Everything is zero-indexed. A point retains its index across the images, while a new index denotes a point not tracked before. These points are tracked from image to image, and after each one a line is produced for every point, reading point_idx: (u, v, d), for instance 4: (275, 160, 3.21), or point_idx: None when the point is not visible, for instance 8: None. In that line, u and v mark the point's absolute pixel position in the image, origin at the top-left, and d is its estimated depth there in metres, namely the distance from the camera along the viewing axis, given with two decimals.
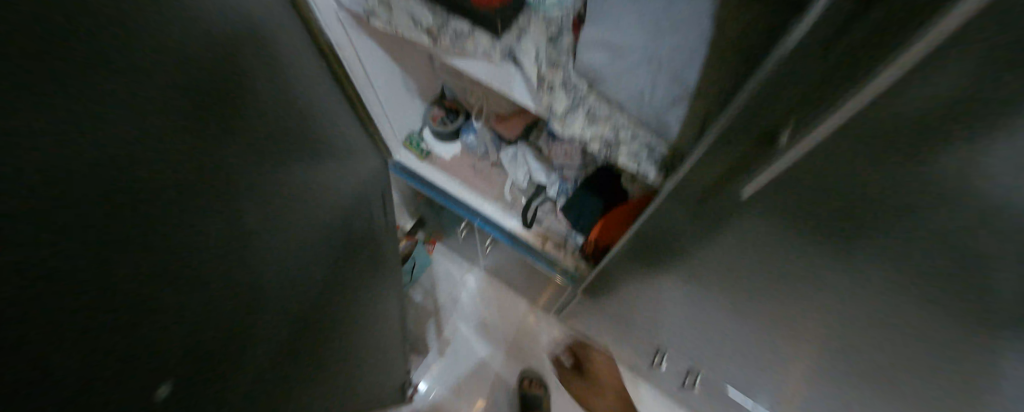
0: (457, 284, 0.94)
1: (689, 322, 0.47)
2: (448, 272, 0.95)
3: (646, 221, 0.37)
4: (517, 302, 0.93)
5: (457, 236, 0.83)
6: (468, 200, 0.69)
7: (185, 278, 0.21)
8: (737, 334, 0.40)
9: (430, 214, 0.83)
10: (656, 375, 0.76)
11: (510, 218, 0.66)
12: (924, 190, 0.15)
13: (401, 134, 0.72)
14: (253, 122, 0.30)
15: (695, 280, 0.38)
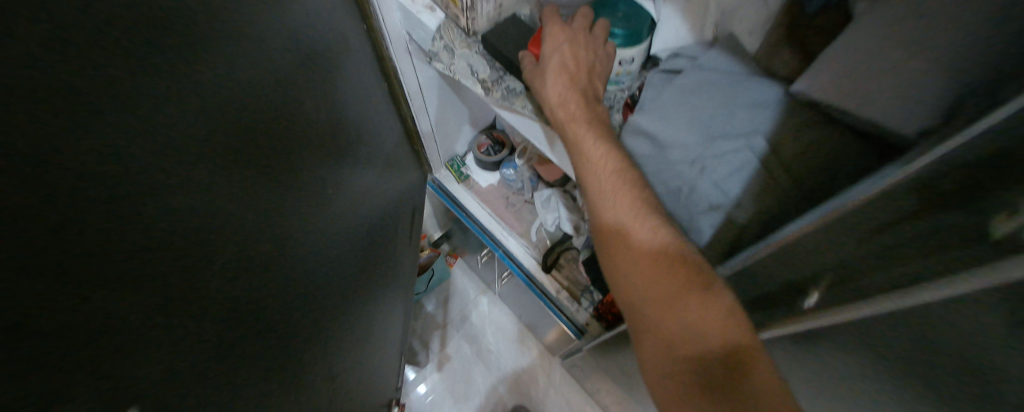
0: (470, 303, 1.00)
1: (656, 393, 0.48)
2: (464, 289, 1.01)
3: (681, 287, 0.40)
4: (523, 335, 0.96)
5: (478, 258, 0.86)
6: (495, 231, 0.71)
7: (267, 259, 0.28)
8: None
9: (457, 232, 0.87)
10: None
11: (530, 257, 0.66)
12: (960, 363, 0.16)
13: (446, 155, 0.77)
14: (315, 140, 0.36)
15: None
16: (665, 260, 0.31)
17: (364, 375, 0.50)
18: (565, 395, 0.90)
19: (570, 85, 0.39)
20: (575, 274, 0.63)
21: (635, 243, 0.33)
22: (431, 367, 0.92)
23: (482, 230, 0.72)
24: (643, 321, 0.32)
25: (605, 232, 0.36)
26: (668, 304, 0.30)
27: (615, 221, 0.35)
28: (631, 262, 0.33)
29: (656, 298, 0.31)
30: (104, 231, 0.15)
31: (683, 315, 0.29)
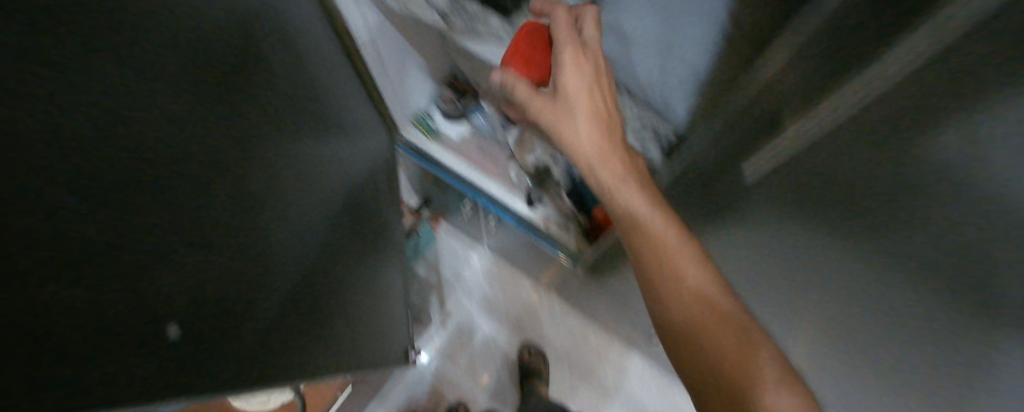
0: (461, 259, 0.99)
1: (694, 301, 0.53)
2: (452, 248, 1.00)
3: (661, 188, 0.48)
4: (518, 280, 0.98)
5: (462, 216, 0.86)
6: (475, 180, 0.69)
7: (256, 196, 0.25)
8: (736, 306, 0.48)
9: (436, 193, 0.85)
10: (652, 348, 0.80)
11: (514, 198, 0.67)
12: None
13: (410, 113, 0.72)
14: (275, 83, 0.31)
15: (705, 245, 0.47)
16: (700, 266, 0.41)
17: (375, 327, 0.51)
18: (566, 325, 0.96)
19: (594, 114, 0.47)
20: (560, 204, 0.65)
21: (665, 247, 0.41)
22: (436, 328, 0.94)
23: (463, 184, 0.70)
24: (676, 330, 0.39)
25: (641, 239, 0.43)
26: (709, 308, 0.38)
27: (665, 238, 0.42)
28: (667, 281, 0.40)
29: (693, 299, 0.39)
30: (56, 122, 0.12)
31: (737, 328, 0.37)
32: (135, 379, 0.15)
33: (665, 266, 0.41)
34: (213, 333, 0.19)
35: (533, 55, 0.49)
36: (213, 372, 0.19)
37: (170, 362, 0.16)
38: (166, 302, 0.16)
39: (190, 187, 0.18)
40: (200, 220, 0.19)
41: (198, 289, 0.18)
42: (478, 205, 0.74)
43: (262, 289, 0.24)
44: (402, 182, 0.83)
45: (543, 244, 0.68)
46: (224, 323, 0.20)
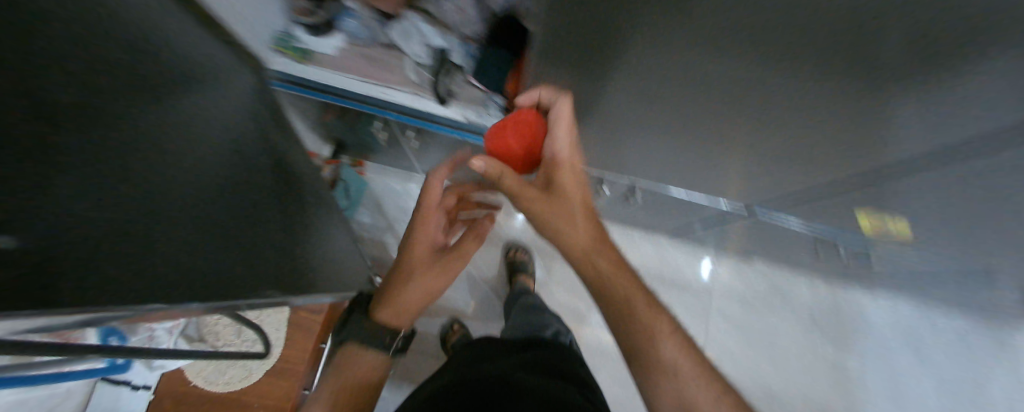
0: (401, 194, 0.90)
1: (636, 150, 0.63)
2: (387, 186, 0.90)
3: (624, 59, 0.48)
4: None
5: (383, 149, 0.80)
6: (372, 93, 0.59)
7: (190, 109, 0.20)
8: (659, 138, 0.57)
9: (345, 134, 0.77)
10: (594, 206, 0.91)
11: (424, 99, 0.60)
12: None
13: (267, 37, 0.57)
14: None
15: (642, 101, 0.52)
16: (665, 316, 0.47)
17: (325, 257, 0.49)
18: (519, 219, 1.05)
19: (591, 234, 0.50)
20: (471, 92, 0.62)
21: (646, 315, 0.46)
22: None
23: (368, 103, 0.60)
24: (665, 373, 0.43)
25: (626, 318, 0.46)
26: (676, 338, 0.45)
27: (635, 303, 0.47)
28: (653, 332, 0.45)
29: (675, 360, 0.44)
30: None
31: (697, 355, 0.46)
32: (30, 287, 0.11)
33: (644, 334, 0.45)
34: (141, 262, 0.16)
35: (507, 127, 0.53)
36: (148, 298, 0.16)
37: (60, 285, 0.12)
38: (57, 208, 0.12)
39: (84, 69, 0.14)
40: (103, 125, 0.14)
41: (112, 204, 0.14)
42: (389, 125, 0.65)
43: (217, 223, 0.21)
44: (299, 131, 0.73)
45: (472, 137, 0.61)
46: (163, 250, 0.17)
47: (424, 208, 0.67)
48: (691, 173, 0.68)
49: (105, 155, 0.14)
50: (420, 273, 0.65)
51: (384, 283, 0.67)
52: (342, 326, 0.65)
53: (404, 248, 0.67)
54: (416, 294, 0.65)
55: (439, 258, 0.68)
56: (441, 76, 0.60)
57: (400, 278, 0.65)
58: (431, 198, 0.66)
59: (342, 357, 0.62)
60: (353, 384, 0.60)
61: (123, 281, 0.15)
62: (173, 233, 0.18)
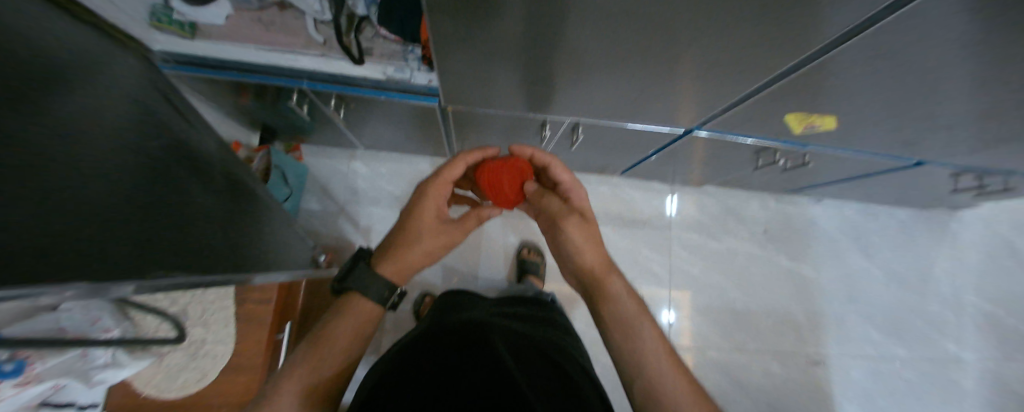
0: (348, 175, 0.89)
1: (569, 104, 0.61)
2: (331, 168, 0.89)
3: (535, 40, 0.44)
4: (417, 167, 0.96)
5: (315, 126, 0.75)
6: (275, 62, 0.55)
7: (69, 126, 0.24)
8: (596, 90, 0.55)
9: (267, 116, 0.72)
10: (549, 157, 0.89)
11: (333, 61, 0.55)
12: None
13: (142, 11, 0.50)
14: None
15: (574, 74, 0.51)
16: (672, 352, 0.46)
17: (271, 229, 0.51)
18: None
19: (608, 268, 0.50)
20: (386, 45, 0.57)
21: (653, 345, 0.45)
22: None
23: (283, 78, 0.58)
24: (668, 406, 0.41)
25: (628, 344, 0.46)
26: (679, 374, 0.44)
27: (640, 329, 0.46)
28: (653, 360, 0.44)
29: (680, 397, 0.42)
30: None
31: (699, 390, 0.44)
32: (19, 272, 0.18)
33: (644, 363, 0.44)
34: (78, 256, 0.22)
35: (498, 173, 0.54)
36: (104, 273, 0.24)
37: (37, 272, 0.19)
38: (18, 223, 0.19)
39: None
40: (26, 151, 0.20)
41: (46, 213, 0.21)
42: (310, 96, 0.62)
43: (127, 220, 0.27)
44: (211, 120, 0.69)
45: (395, 99, 0.61)
46: (88, 246, 0.23)
47: (439, 182, 0.54)
48: (630, 112, 0.62)
49: (31, 175, 0.20)
50: (426, 238, 0.53)
51: (396, 228, 0.55)
52: (343, 275, 0.51)
53: (415, 203, 0.54)
54: (421, 258, 0.54)
55: (454, 225, 0.54)
56: (349, 31, 0.55)
57: (409, 237, 0.53)
58: (450, 177, 0.54)
59: (330, 321, 0.48)
60: (341, 361, 0.46)
61: (63, 259, 0.21)
62: (93, 228, 0.24)
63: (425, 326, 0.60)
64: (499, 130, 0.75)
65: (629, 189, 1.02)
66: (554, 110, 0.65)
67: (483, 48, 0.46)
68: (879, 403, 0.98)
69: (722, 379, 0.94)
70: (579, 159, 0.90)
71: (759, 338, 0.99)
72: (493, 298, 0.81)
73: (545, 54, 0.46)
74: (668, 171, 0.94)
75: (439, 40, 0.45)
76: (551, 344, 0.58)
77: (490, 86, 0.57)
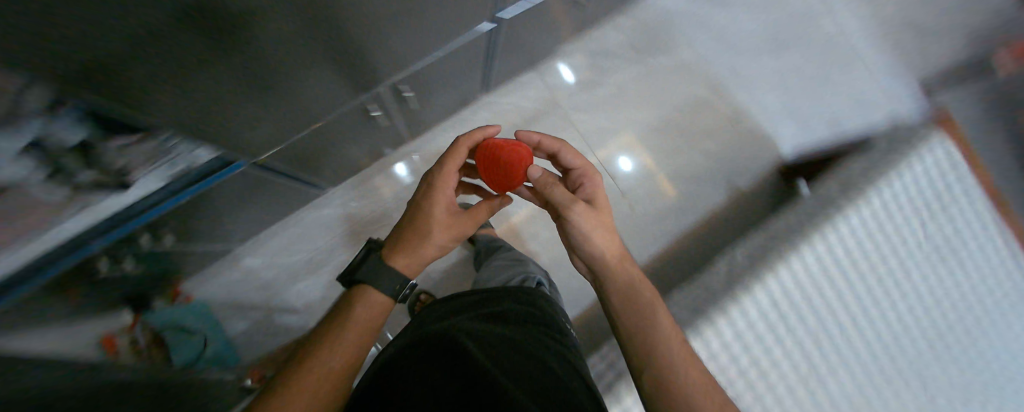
0: (247, 277, 0.87)
1: (399, 52, 0.57)
2: (227, 286, 0.85)
3: (295, 16, 0.38)
4: (302, 225, 0.90)
5: (172, 262, 0.69)
6: (34, 258, 0.42)
7: None
8: (402, 24, 0.51)
9: (116, 295, 0.62)
10: (401, 133, 0.88)
11: (102, 206, 0.46)
12: None
13: None
14: None
15: (364, 20, 0.45)
16: (682, 338, 0.50)
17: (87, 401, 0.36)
18: (374, 196, 0.95)
19: (622, 255, 0.56)
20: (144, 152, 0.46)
21: (665, 328, 0.50)
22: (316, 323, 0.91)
23: (70, 254, 0.47)
24: (675, 387, 0.45)
25: (642, 320, 0.50)
26: (693, 365, 0.47)
27: (653, 312, 0.51)
28: (666, 341, 0.48)
29: (689, 380, 0.46)
30: None
31: (708, 378, 0.47)
32: None
33: (657, 339, 0.49)
34: None
35: (497, 156, 0.57)
36: None
37: None
38: None
39: None
40: None
41: None
42: (117, 256, 0.54)
43: None
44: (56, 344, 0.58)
45: (192, 191, 0.55)
46: None
47: (443, 175, 0.54)
48: (439, 35, 0.59)
49: None
50: (437, 230, 0.52)
51: (405, 221, 0.54)
52: (355, 265, 0.49)
53: (426, 196, 0.53)
54: (436, 253, 0.54)
55: (466, 216, 0.54)
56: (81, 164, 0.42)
57: (418, 230, 0.52)
58: (454, 168, 0.55)
59: (348, 309, 0.46)
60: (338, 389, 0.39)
61: None
62: None
63: (408, 344, 0.44)
64: (331, 147, 0.71)
65: (492, 107, 1.04)
66: (397, 65, 0.61)
67: (239, 64, 0.39)
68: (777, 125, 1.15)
69: (653, 195, 1.09)
70: (431, 114, 0.89)
71: (667, 140, 1.12)
72: (473, 294, 0.63)
73: (320, 16, 0.40)
74: (516, 65, 0.97)
75: (179, 96, 0.37)
76: (544, 346, 0.48)
77: (326, 79, 0.52)
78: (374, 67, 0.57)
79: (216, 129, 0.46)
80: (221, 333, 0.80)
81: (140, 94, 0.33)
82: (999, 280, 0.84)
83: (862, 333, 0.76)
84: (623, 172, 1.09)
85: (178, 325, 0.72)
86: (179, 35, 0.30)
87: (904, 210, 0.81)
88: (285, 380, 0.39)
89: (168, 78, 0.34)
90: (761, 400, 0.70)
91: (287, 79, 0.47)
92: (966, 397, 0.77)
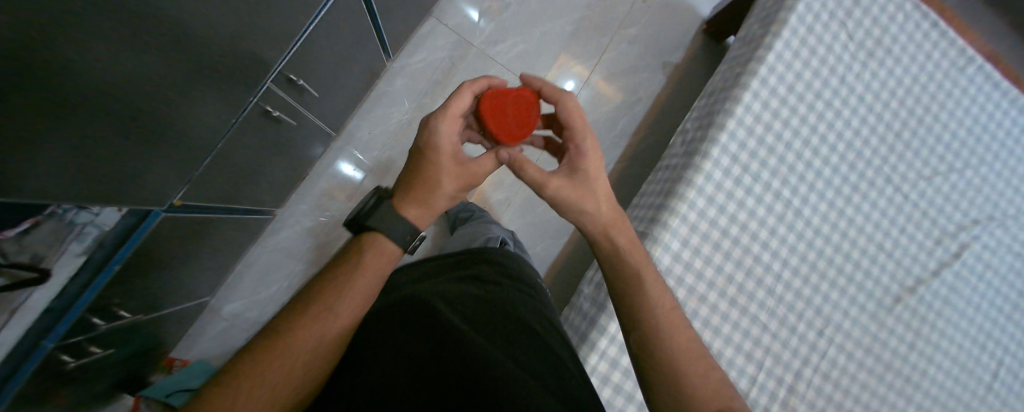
0: (235, 318, 0.95)
1: (273, 48, 0.53)
2: (222, 334, 0.94)
3: (147, 46, 0.36)
4: (262, 257, 0.96)
5: (142, 333, 0.69)
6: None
7: None
8: (262, 16, 0.47)
9: (91, 381, 0.63)
10: (318, 135, 0.86)
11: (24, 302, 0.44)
12: None
13: None
14: None
15: (223, 28, 0.43)
16: (673, 310, 0.49)
17: None
18: (317, 207, 0.99)
19: (618, 224, 0.52)
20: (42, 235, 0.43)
21: (657, 300, 0.48)
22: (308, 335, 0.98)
23: (27, 361, 0.49)
24: (660, 358, 0.45)
25: (635, 294, 0.48)
26: (683, 334, 0.47)
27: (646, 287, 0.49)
28: (659, 315, 0.47)
29: (677, 352, 0.45)
30: None
31: (695, 343, 0.48)
32: None
33: (650, 312, 0.47)
34: None
35: (502, 105, 0.53)
36: None
37: None
38: None
39: None
40: None
41: None
42: (78, 347, 0.54)
43: None
44: None
45: (121, 259, 0.51)
46: None
47: (450, 114, 0.47)
48: (306, 13, 0.55)
49: None
50: (448, 180, 0.47)
51: (411, 167, 0.49)
52: (365, 211, 0.45)
53: (431, 139, 0.47)
54: (448, 203, 0.49)
55: (476, 162, 0.48)
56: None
57: (427, 180, 0.47)
58: (460, 110, 0.48)
59: (358, 257, 0.43)
60: (289, 372, 0.36)
61: None
62: None
63: (391, 319, 0.45)
64: (249, 167, 0.69)
65: (399, 78, 1.02)
66: (279, 62, 0.57)
67: (96, 89, 0.34)
68: None
69: (596, 101, 1.10)
70: (341, 105, 0.87)
71: (591, 43, 1.10)
72: (452, 258, 0.65)
73: (174, 39, 0.38)
74: (412, 19, 0.92)
75: (43, 143, 0.33)
76: (524, 307, 0.52)
77: (208, 104, 0.49)
78: (255, 73, 0.53)
79: (115, 171, 0.42)
80: None
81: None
82: (932, 56, 0.86)
83: (819, 154, 0.79)
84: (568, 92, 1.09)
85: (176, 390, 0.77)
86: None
87: (826, 23, 0.81)
88: (279, 331, 0.37)
89: (14, 126, 0.29)
90: (747, 250, 0.74)
91: (167, 115, 0.44)
92: (925, 175, 0.82)
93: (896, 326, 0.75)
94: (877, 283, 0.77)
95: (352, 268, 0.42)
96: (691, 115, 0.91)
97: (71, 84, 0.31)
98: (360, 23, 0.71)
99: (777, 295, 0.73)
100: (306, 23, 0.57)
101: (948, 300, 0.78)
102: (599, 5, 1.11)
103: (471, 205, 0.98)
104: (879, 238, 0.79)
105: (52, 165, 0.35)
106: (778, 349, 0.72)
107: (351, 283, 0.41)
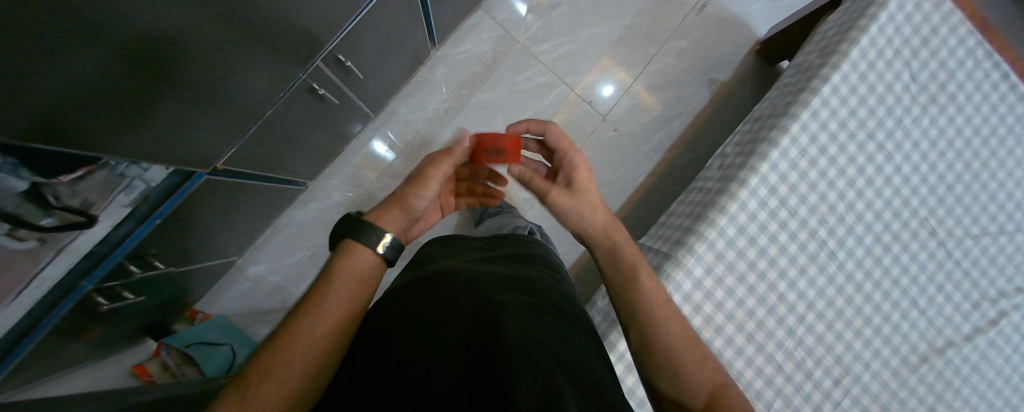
0: (257, 280, 0.98)
1: (327, 26, 0.53)
2: (243, 293, 0.98)
3: (215, 14, 0.37)
4: (288, 224, 0.99)
5: (173, 284, 0.72)
6: (31, 298, 0.46)
7: None
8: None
9: (120, 324, 0.66)
10: (358, 113, 0.87)
11: (76, 244, 0.46)
12: None
13: None
14: None
15: (288, 4, 0.44)
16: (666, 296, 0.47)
17: None
18: (345, 182, 1.00)
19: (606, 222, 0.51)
20: (96, 184, 0.46)
21: (650, 288, 0.47)
22: None
23: (63, 301, 0.50)
24: (658, 346, 0.42)
25: (627, 289, 0.47)
26: (674, 320, 0.45)
27: (638, 278, 0.47)
28: (654, 307, 0.45)
29: (671, 338, 0.43)
30: None
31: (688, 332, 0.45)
32: None
33: (643, 300, 0.46)
34: None
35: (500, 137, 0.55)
36: None
37: None
38: None
39: None
40: None
41: None
42: (113, 288, 0.56)
43: None
44: (89, 369, 0.67)
45: (162, 210, 0.54)
46: None
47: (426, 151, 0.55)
48: None
49: None
50: (406, 192, 0.49)
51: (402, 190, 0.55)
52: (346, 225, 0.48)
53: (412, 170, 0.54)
54: (407, 213, 0.49)
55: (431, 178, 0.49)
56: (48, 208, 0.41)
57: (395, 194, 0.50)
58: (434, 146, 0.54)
59: (331, 262, 0.43)
60: (310, 359, 0.36)
61: None
62: None
63: (406, 298, 0.44)
64: (291, 137, 0.71)
65: (440, 64, 1.02)
66: (330, 41, 0.57)
67: (163, 48, 0.35)
68: (747, 5, 1.10)
69: (635, 110, 1.08)
70: (383, 87, 0.88)
71: (638, 51, 1.07)
72: (481, 240, 0.66)
73: (240, 8, 0.39)
74: (461, 7, 0.91)
75: (89, 93, 0.32)
76: (560, 294, 0.50)
77: (265, 76, 0.50)
78: (310, 48, 0.54)
79: (167, 134, 0.43)
80: (240, 340, 0.88)
81: (59, 96, 0.30)
82: (998, 108, 0.80)
83: (864, 197, 0.76)
84: (606, 97, 1.07)
85: (197, 342, 0.81)
86: (73, 6, 0.26)
87: (890, 60, 0.77)
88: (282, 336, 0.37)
89: (78, 75, 0.30)
90: (772, 287, 0.71)
91: (225, 84, 0.45)
92: (972, 234, 0.78)
93: (918, 386, 0.72)
94: (905, 340, 0.74)
95: (337, 262, 0.43)
96: (733, 138, 0.87)
97: (128, 35, 0.31)
98: (412, 6, 0.71)
99: (796, 336, 0.71)
100: (359, 6, 0.56)
101: (977, 368, 0.74)
102: (651, 12, 1.07)
103: (499, 200, 0.98)
104: (912, 294, 0.75)
105: (99, 118, 0.35)
106: (791, 393, 0.70)
107: (328, 277, 0.42)
